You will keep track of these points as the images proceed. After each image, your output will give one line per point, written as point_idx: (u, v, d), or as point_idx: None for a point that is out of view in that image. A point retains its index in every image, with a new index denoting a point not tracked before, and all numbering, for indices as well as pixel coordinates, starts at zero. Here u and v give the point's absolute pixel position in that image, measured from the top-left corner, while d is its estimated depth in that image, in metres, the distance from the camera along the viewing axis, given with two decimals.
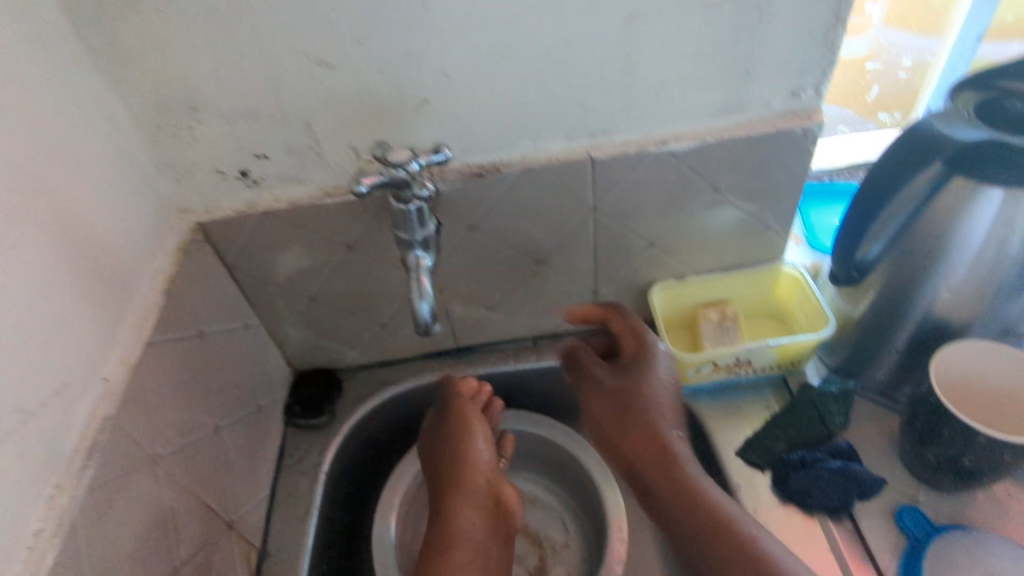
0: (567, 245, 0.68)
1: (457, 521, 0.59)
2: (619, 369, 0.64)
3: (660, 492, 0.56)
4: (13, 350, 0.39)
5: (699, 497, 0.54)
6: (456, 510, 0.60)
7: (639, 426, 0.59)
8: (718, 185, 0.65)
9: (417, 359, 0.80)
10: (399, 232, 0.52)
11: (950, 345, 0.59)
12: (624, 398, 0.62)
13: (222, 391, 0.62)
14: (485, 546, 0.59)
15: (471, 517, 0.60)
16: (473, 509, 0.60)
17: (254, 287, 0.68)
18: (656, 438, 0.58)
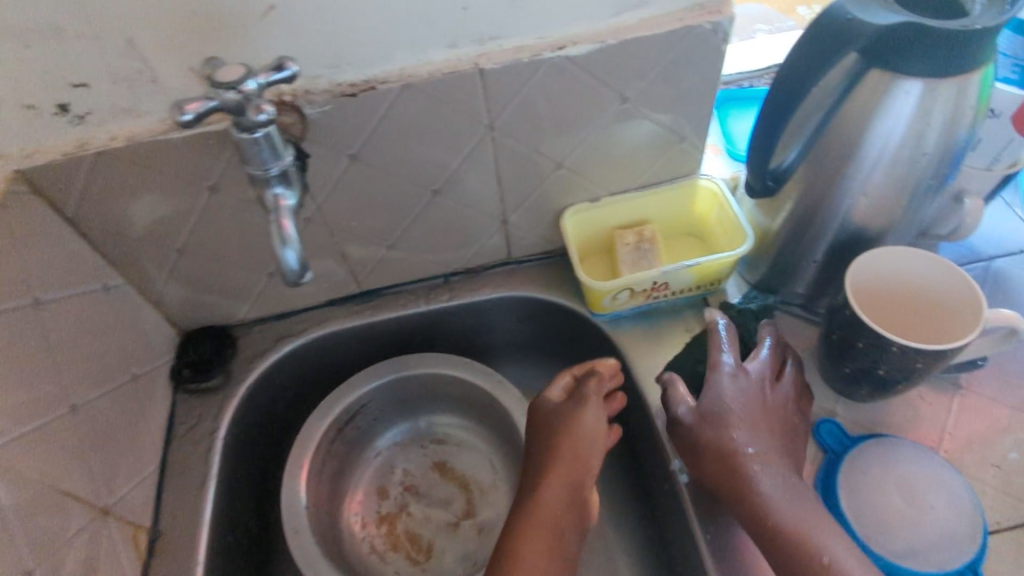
0: (466, 172, 0.62)
1: (545, 499, 0.55)
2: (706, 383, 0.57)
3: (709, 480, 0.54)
4: None
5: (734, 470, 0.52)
6: (558, 478, 0.56)
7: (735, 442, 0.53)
8: (626, 94, 0.58)
9: (318, 308, 0.73)
10: (250, 167, 0.44)
11: (873, 257, 0.56)
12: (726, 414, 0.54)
13: (76, 365, 0.54)
14: (564, 527, 0.54)
15: (554, 493, 0.55)
16: (583, 474, 0.56)
17: (107, 242, 0.58)
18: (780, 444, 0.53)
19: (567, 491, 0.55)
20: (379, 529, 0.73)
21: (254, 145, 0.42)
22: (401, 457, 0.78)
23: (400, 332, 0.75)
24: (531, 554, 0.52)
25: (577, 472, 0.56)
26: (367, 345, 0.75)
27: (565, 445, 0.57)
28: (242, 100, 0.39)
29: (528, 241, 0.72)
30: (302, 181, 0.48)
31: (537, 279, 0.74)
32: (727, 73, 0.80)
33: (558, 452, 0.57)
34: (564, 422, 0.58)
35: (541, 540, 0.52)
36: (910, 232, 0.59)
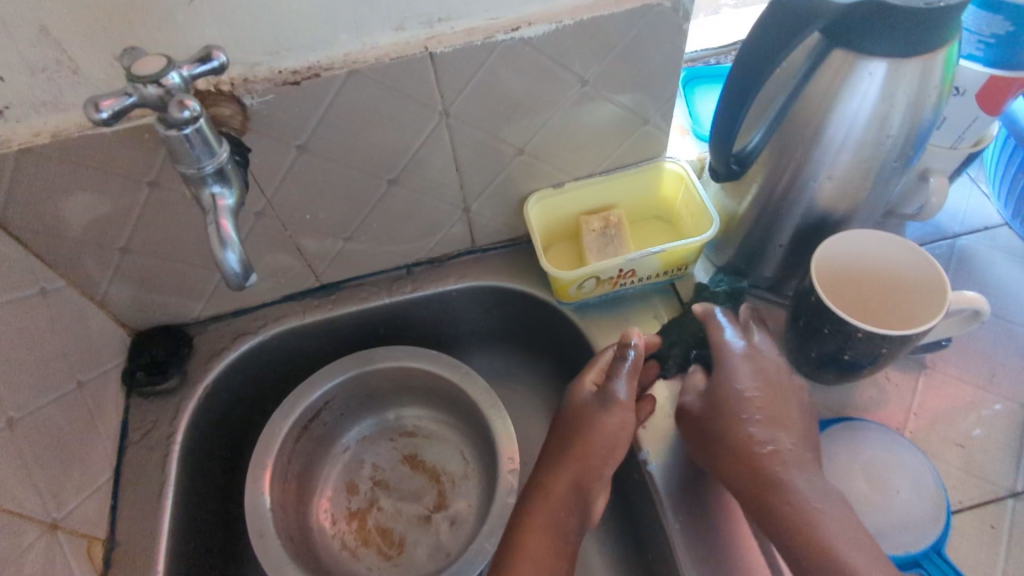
0: (423, 160, 0.59)
1: (555, 491, 0.56)
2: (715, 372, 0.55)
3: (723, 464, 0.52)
4: None
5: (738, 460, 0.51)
6: (572, 473, 0.56)
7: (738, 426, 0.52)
8: (586, 76, 0.56)
9: (277, 303, 0.70)
10: (181, 165, 0.41)
11: (827, 250, 0.55)
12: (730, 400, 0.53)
13: (13, 374, 0.51)
14: (571, 525, 0.55)
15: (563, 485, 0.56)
16: (596, 472, 0.56)
17: (42, 244, 0.55)
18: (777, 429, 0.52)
19: (576, 489, 0.56)
20: (349, 525, 0.72)
21: (183, 141, 0.39)
22: (370, 451, 0.77)
23: (363, 326, 0.73)
24: (531, 553, 0.53)
25: (592, 468, 0.56)
26: (330, 339, 0.73)
27: (585, 439, 0.57)
28: (164, 95, 0.36)
29: (492, 228, 0.70)
30: (242, 178, 0.45)
31: (502, 266, 0.72)
32: (693, 49, 0.78)
33: (571, 447, 0.57)
34: (590, 415, 0.58)
35: (541, 534, 0.54)
36: (875, 214, 0.59)
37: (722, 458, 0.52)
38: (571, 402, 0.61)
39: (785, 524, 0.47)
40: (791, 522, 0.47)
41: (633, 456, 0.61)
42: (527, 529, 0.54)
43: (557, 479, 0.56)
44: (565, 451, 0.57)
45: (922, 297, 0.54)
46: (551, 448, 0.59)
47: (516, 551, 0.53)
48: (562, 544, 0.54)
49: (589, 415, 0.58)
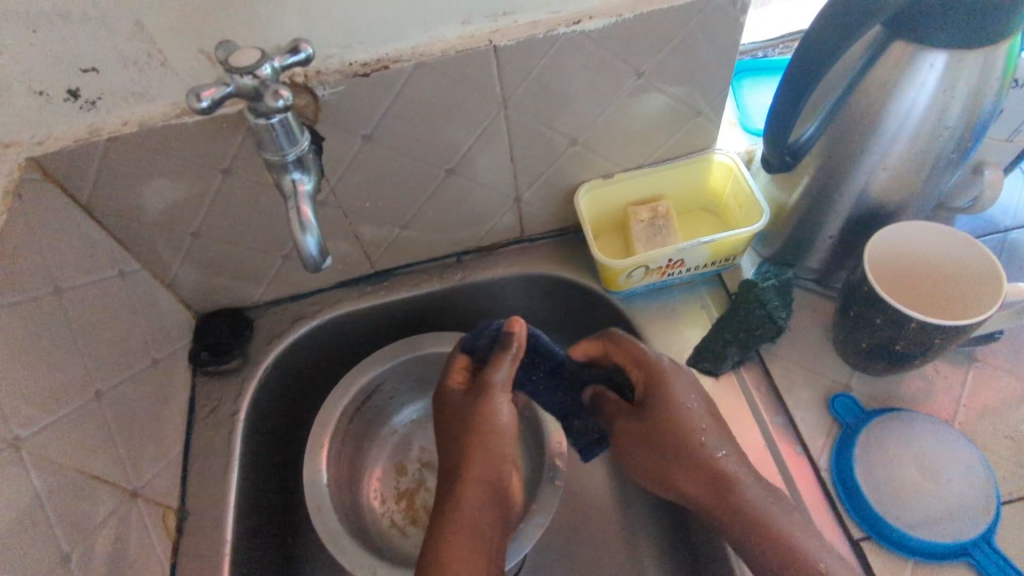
0: (480, 150, 0.61)
1: (467, 497, 0.51)
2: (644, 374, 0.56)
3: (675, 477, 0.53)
4: None
5: (697, 471, 0.52)
6: (473, 476, 0.53)
7: (682, 432, 0.53)
8: (641, 68, 0.57)
9: (333, 289, 0.73)
10: (266, 152, 0.44)
11: (874, 263, 0.57)
12: (666, 406, 0.54)
13: (97, 349, 0.54)
14: (488, 522, 0.51)
15: (477, 481, 0.52)
16: (498, 460, 0.54)
17: (123, 227, 0.58)
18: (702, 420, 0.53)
19: (481, 490, 0.52)
20: (398, 504, 0.75)
21: (271, 130, 0.42)
22: (418, 434, 0.79)
23: (414, 312, 0.75)
24: (460, 553, 0.48)
25: (489, 464, 0.53)
26: (383, 325, 0.76)
27: (482, 436, 0.54)
28: (260, 86, 0.38)
29: (541, 218, 0.71)
30: (317, 166, 0.47)
31: (550, 256, 0.74)
32: (742, 42, 0.79)
33: (462, 444, 0.54)
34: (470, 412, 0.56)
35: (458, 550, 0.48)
36: (927, 207, 0.59)
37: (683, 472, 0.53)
38: (443, 399, 0.60)
39: (761, 545, 0.49)
40: (767, 535, 0.49)
41: None
42: (447, 536, 0.49)
43: (465, 484, 0.52)
44: (464, 456, 0.53)
45: (961, 294, 0.56)
46: (445, 460, 0.56)
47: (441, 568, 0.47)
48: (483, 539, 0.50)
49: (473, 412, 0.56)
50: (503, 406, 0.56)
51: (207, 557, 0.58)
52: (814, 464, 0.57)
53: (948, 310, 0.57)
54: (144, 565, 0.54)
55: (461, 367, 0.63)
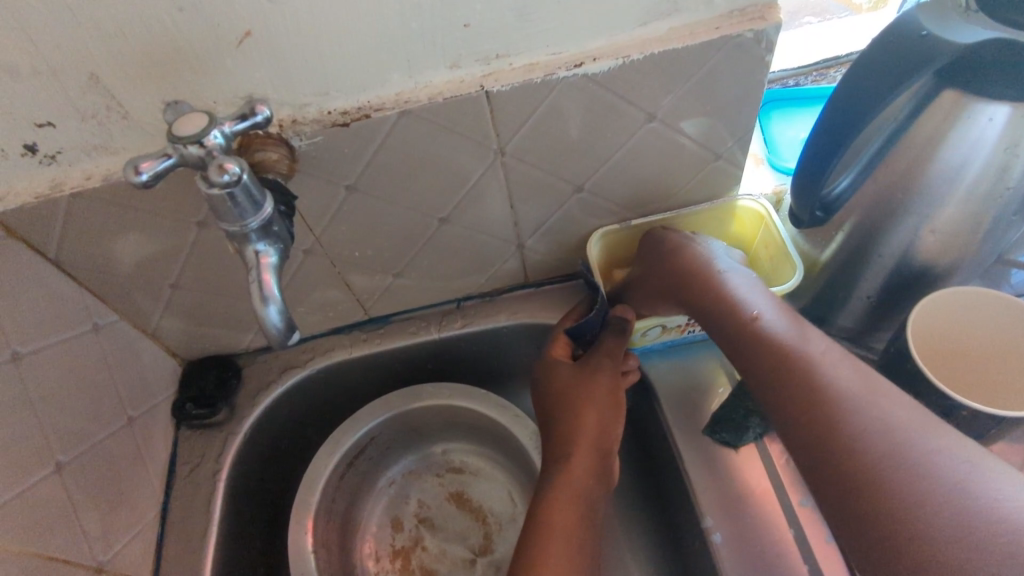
0: (475, 198, 0.56)
1: (575, 464, 0.52)
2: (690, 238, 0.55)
3: (808, 396, 0.39)
4: None
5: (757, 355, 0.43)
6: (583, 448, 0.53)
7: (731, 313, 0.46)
8: (654, 112, 0.52)
9: (325, 335, 0.69)
10: (224, 223, 0.39)
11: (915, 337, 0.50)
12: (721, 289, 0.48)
13: (60, 415, 0.51)
14: (593, 496, 0.51)
15: (583, 454, 0.53)
16: (604, 430, 0.54)
17: (95, 280, 0.54)
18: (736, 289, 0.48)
19: (597, 461, 0.53)
20: (392, 564, 0.69)
21: (226, 200, 0.37)
22: (415, 486, 0.74)
23: (412, 360, 0.70)
24: (559, 527, 0.48)
25: (602, 436, 0.54)
26: (380, 374, 0.71)
27: (581, 401, 0.55)
28: (206, 155, 0.34)
29: (547, 263, 0.66)
30: (286, 233, 0.43)
31: (556, 303, 0.68)
32: (770, 71, 0.72)
33: (578, 417, 0.55)
34: (584, 386, 0.56)
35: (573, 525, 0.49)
36: (979, 267, 0.52)
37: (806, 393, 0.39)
38: (547, 375, 0.59)
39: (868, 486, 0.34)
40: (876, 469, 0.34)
41: (694, 522, 0.56)
42: (554, 501, 0.50)
43: (576, 460, 0.52)
44: (573, 423, 0.54)
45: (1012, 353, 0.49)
46: (553, 434, 0.56)
47: (545, 546, 0.47)
48: (588, 516, 0.50)
49: (584, 386, 0.56)
50: (607, 373, 0.56)
51: None
52: (847, 558, 0.50)
53: (973, 394, 0.52)
54: None
55: (565, 340, 0.62)
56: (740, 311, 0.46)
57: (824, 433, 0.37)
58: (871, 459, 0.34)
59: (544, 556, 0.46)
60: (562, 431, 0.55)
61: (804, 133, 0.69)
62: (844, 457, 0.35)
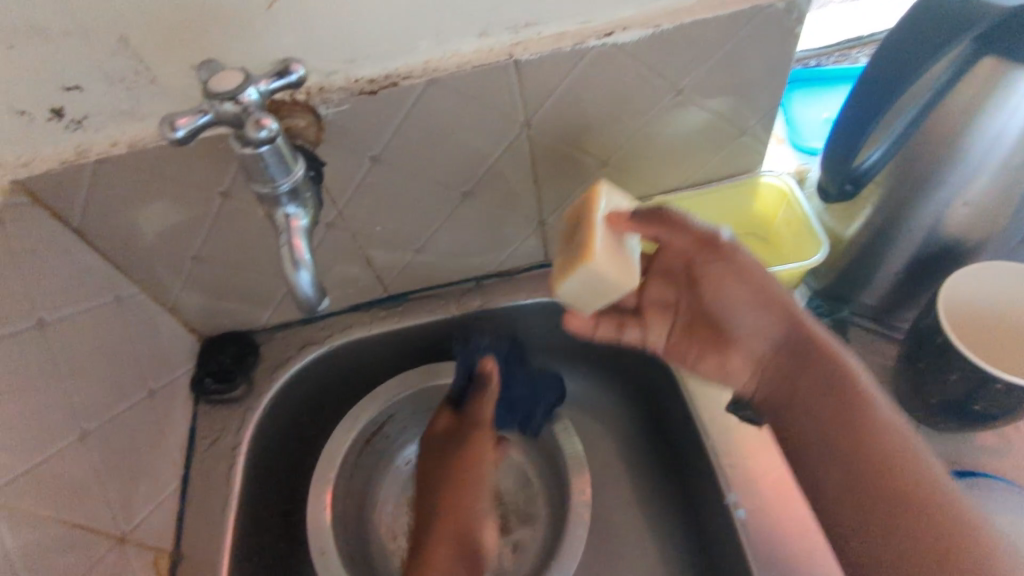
0: (500, 172, 0.56)
1: (436, 557, 0.53)
2: (655, 215, 0.48)
3: (842, 416, 0.46)
4: None
5: (819, 365, 0.48)
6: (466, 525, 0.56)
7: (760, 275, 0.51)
8: (681, 84, 0.51)
9: (343, 313, 0.68)
10: (256, 184, 0.39)
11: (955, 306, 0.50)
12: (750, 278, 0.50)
13: (85, 383, 0.51)
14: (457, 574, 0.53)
15: (440, 540, 0.54)
16: (472, 510, 0.56)
17: (118, 250, 0.54)
18: (768, 296, 0.51)
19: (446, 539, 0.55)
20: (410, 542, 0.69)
21: (260, 160, 0.37)
22: None
23: (429, 338, 0.70)
24: None
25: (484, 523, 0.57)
26: (397, 352, 0.71)
27: (451, 484, 0.57)
28: (243, 112, 0.34)
29: None
30: (316, 198, 0.43)
31: None
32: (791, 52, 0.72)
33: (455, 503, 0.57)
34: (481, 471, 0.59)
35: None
36: (1008, 244, 0.52)
37: (843, 438, 0.46)
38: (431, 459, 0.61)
39: (934, 526, 0.41)
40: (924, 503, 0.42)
41: (718, 498, 0.56)
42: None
43: (437, 547, 0.54)
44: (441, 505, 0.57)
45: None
46: (422, 513, 0.58)
47: None
48: None
49: (448, 464, 0.59)
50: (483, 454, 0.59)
51: None
52: None
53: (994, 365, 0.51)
54: None
55: (449, 410, 0.63)
56: (861, 395, 0.46)
57: (880, 456, 0.44)
58: (914, 479, 0.43)
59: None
60: (427, 513, 0.57)
61: (825, 114, 0.68)
62: (905, 497, 0.43)
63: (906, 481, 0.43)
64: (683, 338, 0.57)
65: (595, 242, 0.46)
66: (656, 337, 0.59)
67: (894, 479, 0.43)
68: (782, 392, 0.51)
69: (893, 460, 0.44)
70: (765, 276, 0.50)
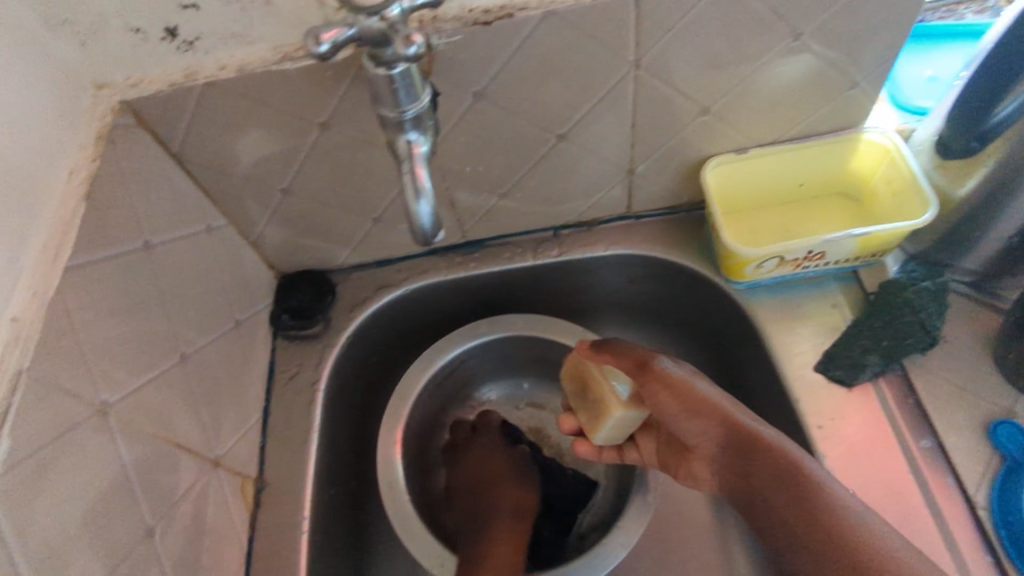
0: (600, 116, 0.54)
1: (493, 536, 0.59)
2: (603, 347, 0.53)
3: (773, 500, 0.44)
4: None
5: (765, 457, 0.45)
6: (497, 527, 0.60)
7: (693, 393, 0.47)
8: (800, 27, 0.49)
9: (420, 257, 0.68)
10: (382, 106, 0.38)
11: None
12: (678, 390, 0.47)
13: (184, 309, 0.51)
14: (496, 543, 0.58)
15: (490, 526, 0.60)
16: (487, 507, 0.63)
17: (211, 179, 0.54)
18: (701, 405, 0.47)
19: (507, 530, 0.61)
20: None
21: (392, 81, 0.36)
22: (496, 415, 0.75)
23: (504, 287, 0.70)
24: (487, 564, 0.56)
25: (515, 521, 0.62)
26: (471, 299, 0.71)
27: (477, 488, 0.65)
28: (387, 29, 0.33)
29: (653, 194, 0.64)
30: (433, 126, 0.42)
31: (657, 236, 0.67)
32: None
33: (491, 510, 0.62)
34: (506, 481, 0.66)
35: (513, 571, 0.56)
36: None
37: (789, 507, 0.43)
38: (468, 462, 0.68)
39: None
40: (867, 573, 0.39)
41: None
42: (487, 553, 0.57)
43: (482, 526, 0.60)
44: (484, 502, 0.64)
45: None
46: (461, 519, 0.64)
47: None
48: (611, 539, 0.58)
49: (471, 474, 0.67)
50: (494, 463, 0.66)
51: (286, 534, 0.56)
52: (966, 497, 0.51)
53: None
54: (223, 538, 0.52)
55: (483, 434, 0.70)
56: (796, 479, 0.44)
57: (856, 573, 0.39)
58: (859, 550, 0.40)
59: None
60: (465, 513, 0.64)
61: (928, 71, 0.65)
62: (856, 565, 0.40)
63: (820, 533, 0.41)
64: (666, 452, 0.55)
65: (608, 399, 0.54)
66: (647, 456, 0.58)
67: (812, 525, 0.42)
68: (733, 479, 0.47)
69: (853, 528, 0.41)
70: (694, 387, 0.47)
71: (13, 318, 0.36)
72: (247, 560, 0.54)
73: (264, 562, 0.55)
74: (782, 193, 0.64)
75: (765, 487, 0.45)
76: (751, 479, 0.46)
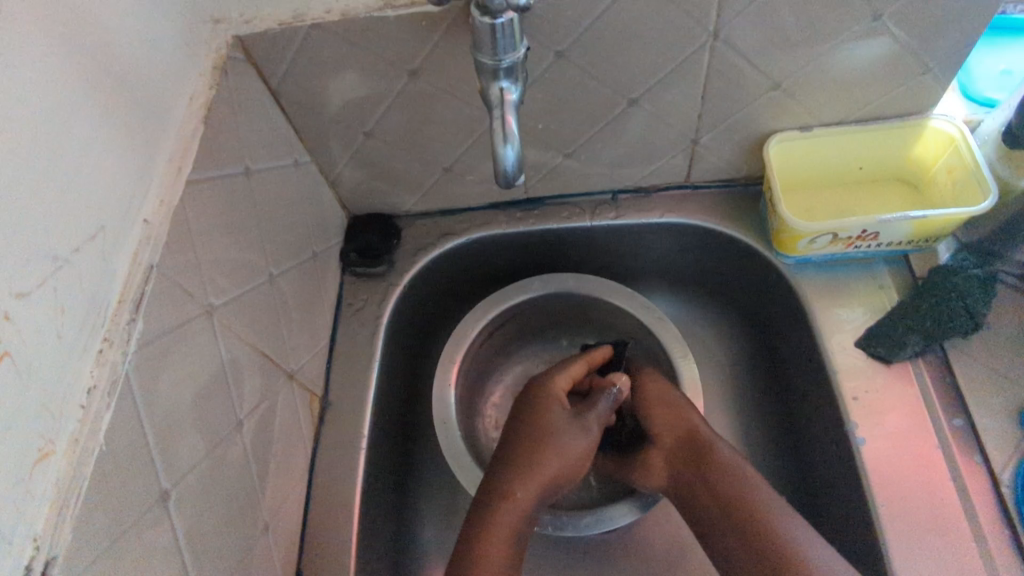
0: (673, 83, 0.56)
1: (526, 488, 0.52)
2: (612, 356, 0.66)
3: (712, 494, 0.53)
4: (56, 193, 0.34)
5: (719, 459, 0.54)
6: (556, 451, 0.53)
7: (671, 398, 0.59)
8: (881, 9, 0.50)
9: (483, 209, 0.72)
10: (481, 54, 0.41)
11: None
12: (658, 396, 0.60)
13: (273, 234, 0.56)
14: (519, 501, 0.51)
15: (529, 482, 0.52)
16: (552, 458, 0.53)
17: (303, 116, 0.58)
18: (675, 410, 0.59)
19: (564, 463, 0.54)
20: None
21: (495, 31, 0.39)
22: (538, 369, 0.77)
23: (559, 246, 0.73)
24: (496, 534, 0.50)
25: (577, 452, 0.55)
26: (527, 255, 0.74)
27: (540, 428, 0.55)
28: None
29: (714, 165, 0.66)
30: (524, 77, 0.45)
31: (713, 207, 0.69)
32: None
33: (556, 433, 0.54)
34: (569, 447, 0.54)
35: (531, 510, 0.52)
36: None
37: (725, 499, 0.52)
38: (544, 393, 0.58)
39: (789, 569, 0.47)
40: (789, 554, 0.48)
41: (837, 427, 0.58)
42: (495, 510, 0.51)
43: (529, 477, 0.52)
44: (536, 453, 0.53)
45: None
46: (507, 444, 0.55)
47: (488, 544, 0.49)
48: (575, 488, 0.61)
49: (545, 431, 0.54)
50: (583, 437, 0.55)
51: (346, 448, 0.61)
52: (993, 476, 0.53)
53: None
54: (293, 445, 0.57)
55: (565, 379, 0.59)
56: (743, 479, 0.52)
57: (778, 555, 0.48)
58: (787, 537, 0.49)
59: (496, 537, 0.49)
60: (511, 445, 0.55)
61: (1003, 65, 0.65)
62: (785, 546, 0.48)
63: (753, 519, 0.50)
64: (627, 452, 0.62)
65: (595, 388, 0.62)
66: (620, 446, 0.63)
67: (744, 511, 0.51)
68: (678, 476, 0.56)
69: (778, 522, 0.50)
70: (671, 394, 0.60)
71: (144, 219, 0.41)
72: (310, 468, 0.60)
73: (326, 471, 0.60)
74: (842, 174, 0.66)
75: (712, 485, 0.53)
76: (696, 477, 0.54)
